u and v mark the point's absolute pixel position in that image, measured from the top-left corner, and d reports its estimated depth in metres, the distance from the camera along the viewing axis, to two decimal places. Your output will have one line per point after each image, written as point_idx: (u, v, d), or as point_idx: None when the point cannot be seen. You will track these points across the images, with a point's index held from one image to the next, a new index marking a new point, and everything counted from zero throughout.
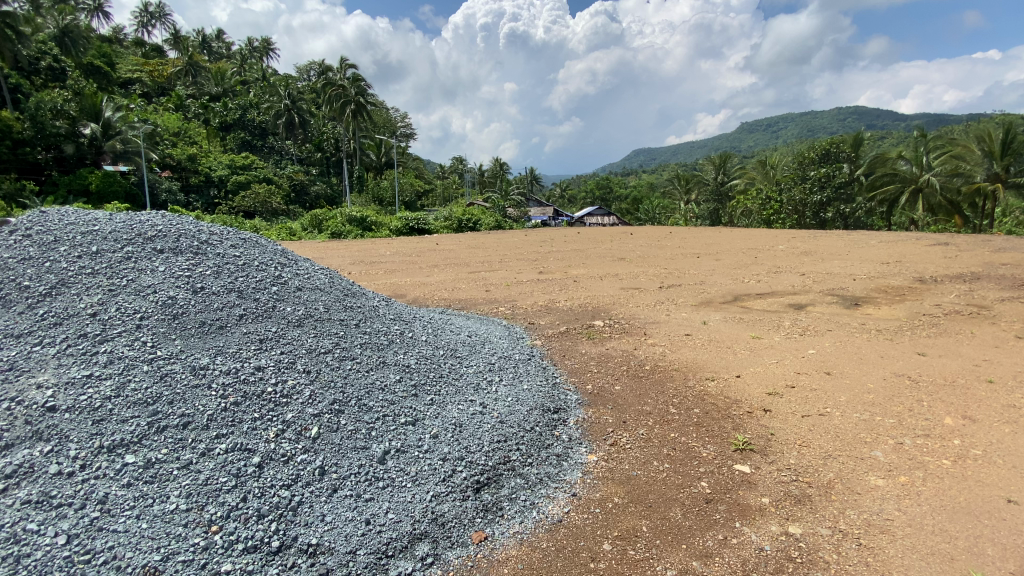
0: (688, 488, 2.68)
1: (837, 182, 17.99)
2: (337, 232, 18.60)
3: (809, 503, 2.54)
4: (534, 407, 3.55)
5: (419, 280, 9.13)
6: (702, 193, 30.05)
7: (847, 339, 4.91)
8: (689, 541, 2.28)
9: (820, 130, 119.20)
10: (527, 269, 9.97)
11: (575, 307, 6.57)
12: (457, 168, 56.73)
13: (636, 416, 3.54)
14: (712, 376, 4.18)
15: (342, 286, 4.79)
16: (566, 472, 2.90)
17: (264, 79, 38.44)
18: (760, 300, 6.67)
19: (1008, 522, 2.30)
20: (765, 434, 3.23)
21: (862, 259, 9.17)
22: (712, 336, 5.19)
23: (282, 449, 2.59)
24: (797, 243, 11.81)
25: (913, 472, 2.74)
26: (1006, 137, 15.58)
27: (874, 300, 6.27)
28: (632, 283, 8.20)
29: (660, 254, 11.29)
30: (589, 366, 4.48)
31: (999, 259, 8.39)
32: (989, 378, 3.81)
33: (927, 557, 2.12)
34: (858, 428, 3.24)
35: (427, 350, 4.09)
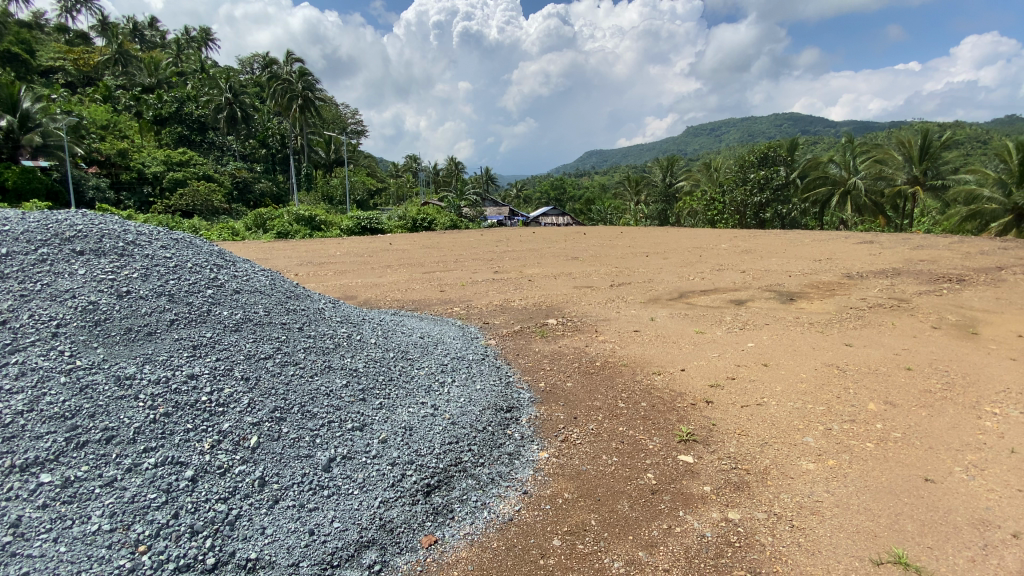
0: (635, 480, 2.75)
1: (775, 184, 19.00)
2: (284, 232, 17.87)
3: (747, 489, 2.65)
4: (488, 407, 3.54)
5: (370, 281, 8.91)
6: (651, 194, 31.00)
7: (783, 332, 5.19)
8: (636, 532, 2.34)
9: (760, 135, 125.82)
10: (481, 269, 9.94)
11: (528, 306, 6.61)
12: (410, 167, 55.83)
13: (586, 412, 3.59)
14: (658, 370, 4.31)
15: (285, 288, 4.61)
16: (518, 471, 2.89)
17: (203, 71, 36.41)
18: (704, 296, 6.95)
19: (924, 499, 2.49)
20: (707, 424, 3.36)
21: (797, 256, 9.75)
22: (660, 332, 5.35)
23: (218, 461, 2.45)
24: (739, 242, 12.40)
25: (840, 455, 2.93)
26: (923, 142, 17.34)
27: (807, 295, 6.67)
28: (585, 281, 8.34)
29: (612, 253, 11.53)
30: (542, 364, 4.51)
31: (916, 255, 9.14)
32: (908, 366, 4.14)
33: (852, 535, 2.26)
34: (792, 415, 3.43)
35: (376, 352, 4.00)
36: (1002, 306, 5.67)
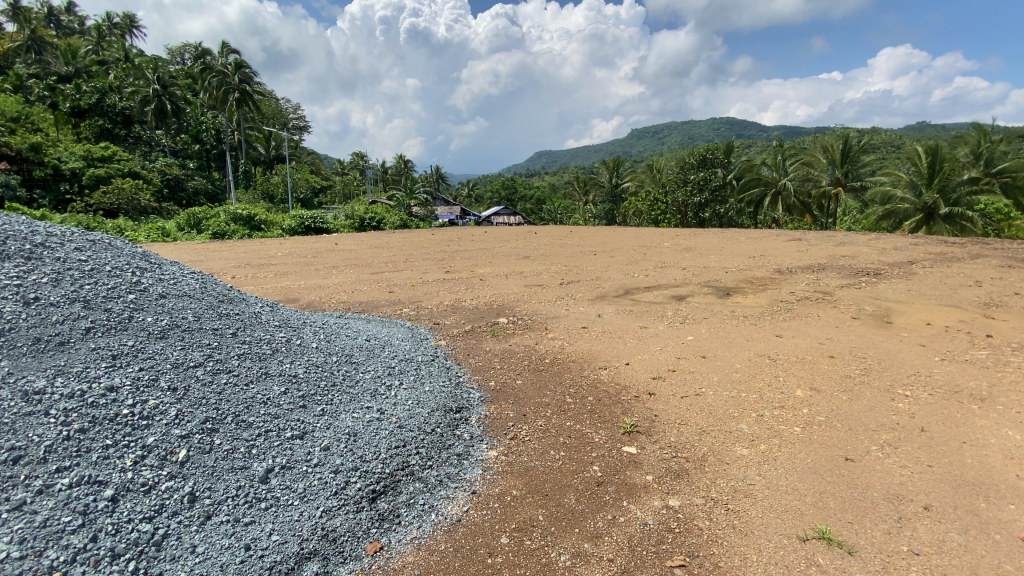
0: (582, 473, 2.81)
1: (713, 185, 19.94)
2: (220, 232, 16.94)
3: (687, 476, 2.77)
4: (436, 408, 3.49)
5: (314, 283, 8.59)
6: (599, 194, 31.68)
7: (720, 325, 5.46)
8: (581, 525, 2.38)
9: (700, 137, 131.71)
10: (430, 269, 9.81)
11: (479, 305, 6.59)
12: (357, 164, 54.20)
13: (535, 408, 3.63)
14: (604, 365, 4.42)
15: (217, 292, 4.36)
16: (467, 471, 2.87)
17: (128, 60, 33.84)
18: (648, 292, 7.20)
19: (845, 477, 2.70)
20: (650, 415, 3.48)
21: (733, 253, 10.29)
22: (606, 328, 5.49)
23: (143, 478, 2.28)
24: (681, 240, 12.94)
25: (770, 440, 3.11)
26: (844, 147, 18.75)
27: (741, 289, 7.06)
28: (535, 279, 8.43)
29: (562, 252, 11.69)
30: (492, 363, 4.51)
31: (839, 251, 9.85)
32: (831, 354, 4.46)
33: (782, 515, 2.41)
34: (727, 404, 3.61)
35: (318, 357, 3.86)
36: (911, 297, 6.23)
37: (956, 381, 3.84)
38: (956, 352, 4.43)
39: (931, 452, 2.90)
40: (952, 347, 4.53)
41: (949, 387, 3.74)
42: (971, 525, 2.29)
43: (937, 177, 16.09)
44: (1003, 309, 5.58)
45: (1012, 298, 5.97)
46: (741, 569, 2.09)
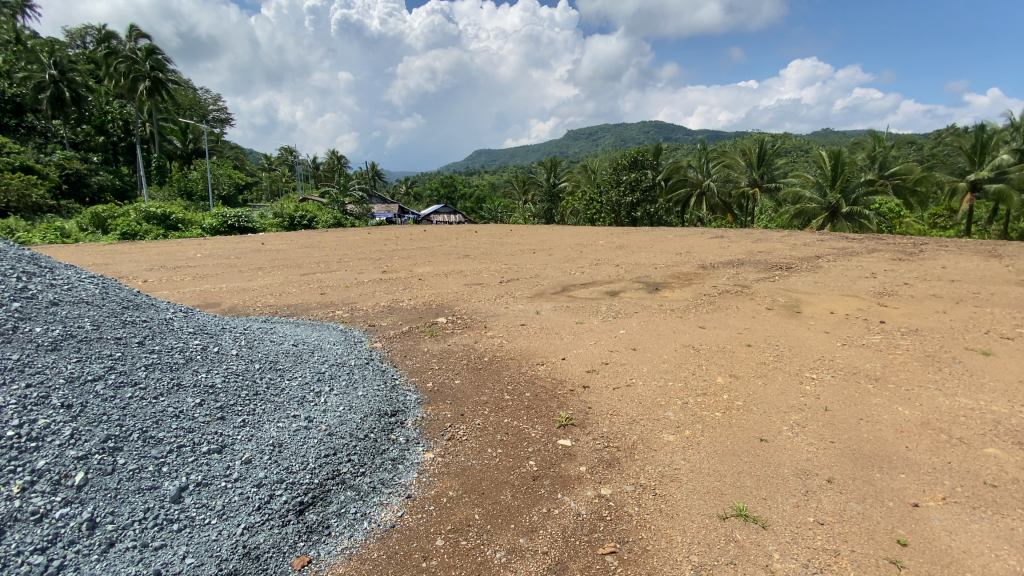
0: (518, 469, 2.83)
1: (644, 185, 20.80)
2: (129, 232, 15.50)
3: (618, 464, 2.88)
4: (370, 413, 3.39)
5: (238, 286, 8.07)
6: (538, 193, 32.12)
7: (650, 318, 5.71)
8: (517, 520, 2.40)
9: (632, 139, 137.23)
10: (366, 269, 9.53)
11: (417, 305, 6.48)
12: (286, 159, 51.47)
13: (473, 407, 3.61)
14: (541, 360, 4.49)
15: (121, 298, 3.99)
16: (401, 475, 2.80)
17: (16, 40, 30.14)
18: (584, 289, 7.39)
19: (760, 456, 2.91)
20: (584, 408, 3.57)
21: (663, 251, 10.79)
22: (544, 324, 5.58)
23: (31, 506, 2.03)
24: (614, 238, 13.38)
25: (694, 426, 3.29)
26: (760, 151, 20.20)
27: (670, 284, 7.42)
28: (474, 278, 8.39)
29: (501, 251, 11.76)
30: (430, 364, 4.44)
31: (756, 247, 10.60)
32: (749, 343, 4.79)
33: (704, 496, 2.56)
34: (656, 393, 3.79)
35: (238, 365, 3.62)
36: (817, 288, 6.83)
37: (854, 363, 4.26)
38: (855, 337, 4.90)
39: (834, 429, 3.19)
40: (852, 333, 5.02)
41: (848, 369, 4.14)
42: (867, 494, 2.54)
43: (839, 180, 17.67)
44: (893, 298, 6.25)
45: (901, 288, 6.70)
46: (668, 550, 2.20)
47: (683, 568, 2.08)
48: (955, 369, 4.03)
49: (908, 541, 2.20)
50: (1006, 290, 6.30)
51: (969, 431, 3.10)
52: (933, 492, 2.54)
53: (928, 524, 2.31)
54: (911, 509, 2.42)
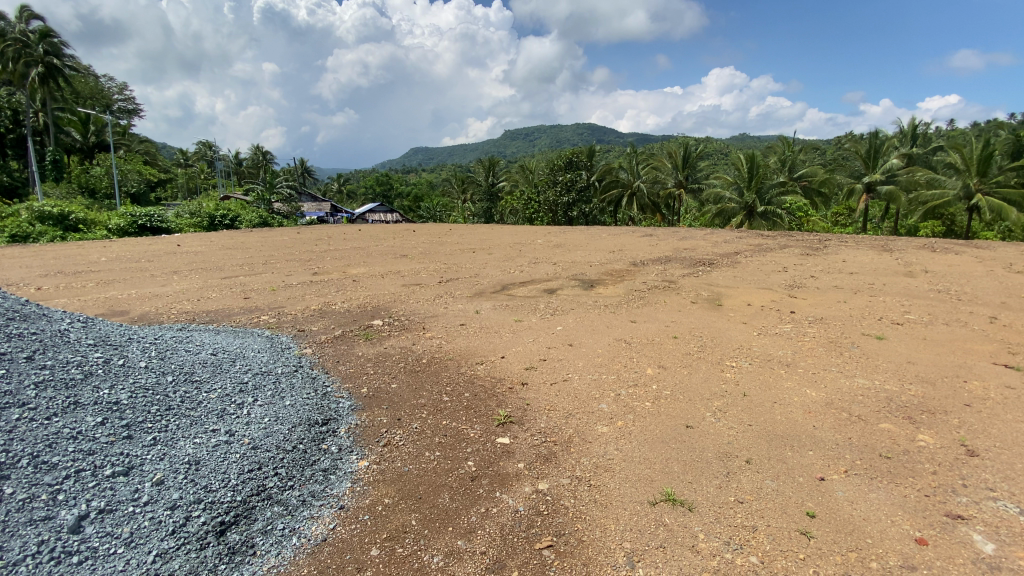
0: (456, 470, 2.80)
1: (579, 185, 21.39)
2: (19, 233, 13.83)
3: (555, 458, 2.93)
4: (298, 423, 3.22)
5: (150, 292, 7.41)
6: (476, 192, 32.08)
7: (585, 314, 5.87)
8: (455, 522, 2.38)
9: (568, 141, 140.67)
10: (295, 270, 9.08)
11: (351, 308, 6.26)
12: (204, 154, 47.93)
13: (410, 411, 3.52)
14: (480, 360, 4.48)
15: (4, 309, 3.54)
16: (334, 486, 2.68)
17: None
18: (522, 287, 7.47)
19: (685, 442, 3.07)
20: (522, 405, 3.61)
21: (597, 249, 11.13)
22: (484, 323, 5.58)
23: None
24: (552, 237, 13.62)
25: (626, 416, 3.42)
26: (684, 153, 21.35)
27: (604, 281, 7.67)
28: (412, 279, 8.23)
29: (439, 250, 11.62)
30: (365, 368, 4.28)
31: (683, 245, 11.19)
32: (676, 335, 5.05)
33: (636, 484, 2.66)
34: (591, 386, 3.90)
35: (149, 379, 3.33)
36: (736, 282, 7.31)
37: (769, 351, 4.60)
38: (769, 326, 5.30)
39: (752, 413, 3.43)
40: (766, 323, 5.42)
41: (763, 356, 4.47)
42: (780, 471, 2.75)
43: (754, 181, 19.03)
44: (802, 289, 6.82)
45: (808, 280, 7.31)
46: (602, 539, 2.27)
47: (616, 556, 2.16)
48: (854, 353, 4.46)
49: (816, 513, 2.41)
50: (895, 281, 7.03)
51: (866, 409, 3.45)
52: (836, 466, 2.80)
53: (833, 495, 2.54)
54: (819, 482, 2.65)
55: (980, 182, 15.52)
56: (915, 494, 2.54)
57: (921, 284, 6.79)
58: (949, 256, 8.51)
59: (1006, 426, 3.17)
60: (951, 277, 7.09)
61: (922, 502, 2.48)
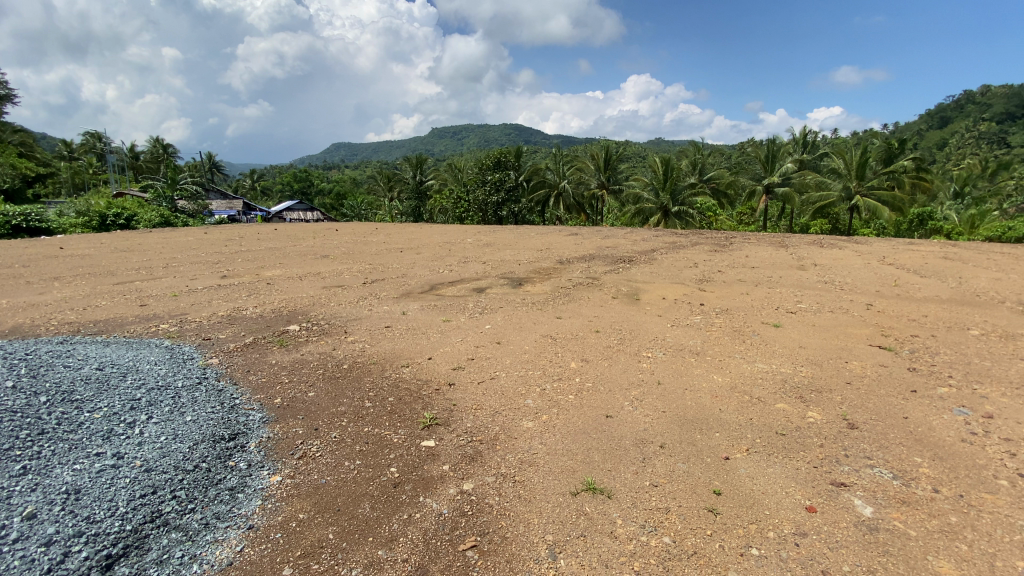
0: (378, 478, 2.71)
1: (506, 185, 21.57)
2: None
3: (480, 457, 2.92)
4: (200, 440, 2.95)
5: (23, 302, 6.50)
6: (403, 190, 31.34)
7: (513, 312, 5.92)
8: (376, 532, 2.29)
9: (495, 140, 141.51)
10: (201, 274, 8.36)
11: (264, 313, 5.87)
12: (93, 146, 42.78)
13: (329, 420, 3.35)
14: (406, 362, 4.37)
15: None
16: (242, 505, 2.47)
17: None
18: (451, 287, 7.39)
19: (605, 431, 3.18)
20: (449, 406, 3.56)
21: (525, 247, 11.28)
22: (410, 324, 5.46)
23: None
24: (481, 236, 13.62)
25: (551, 410, 3.48)
26: (605, 156, 22.20)
27: (531, 279, 7.77)
28: (334, 280, 7.87)
29: (364, 250, 11.22)
30: (278, 377, 4.01)
31: (605, 243, 11.64)
32: (598, 329, 5.23)
33: (558, 476, 2.72)
34: (517, 383, 3.93)
35: (16, 402, 2.91)
36: (654, 278, 7.71)
37: (681, 341, 4.89)
38: (682, 318, 5.64)
39: (666, 400, 3.63)
40: (679, 315, 5.77)
41: (676, 346, 4.75)
42: (690, 454, 2.93)
43: (669, 183, 20.19)
44: (711, 283, 7.33)
45: (717, 275, 7.87)
46: (526, 534, 2.29)
47: (538, 550, 2.18)
48: (754, 340, 4.87)
49: (722, 490, 2.59)
50: (790, 274, 7.75)
51: (765, 391, 3.77)
52: (739, 445, 3.02)
53: (736, 473, 2.74)
54: (724, 462, 2.85)
55: (858, 185, 17.65)
56: (806, 466, 2.81)
57: (811, 276, 7.55)
58: (833, 251, 9.54)
59: (879, 399, 3.61)
60: (835, 270, 7.94)
61: (812, 473, 2.75)
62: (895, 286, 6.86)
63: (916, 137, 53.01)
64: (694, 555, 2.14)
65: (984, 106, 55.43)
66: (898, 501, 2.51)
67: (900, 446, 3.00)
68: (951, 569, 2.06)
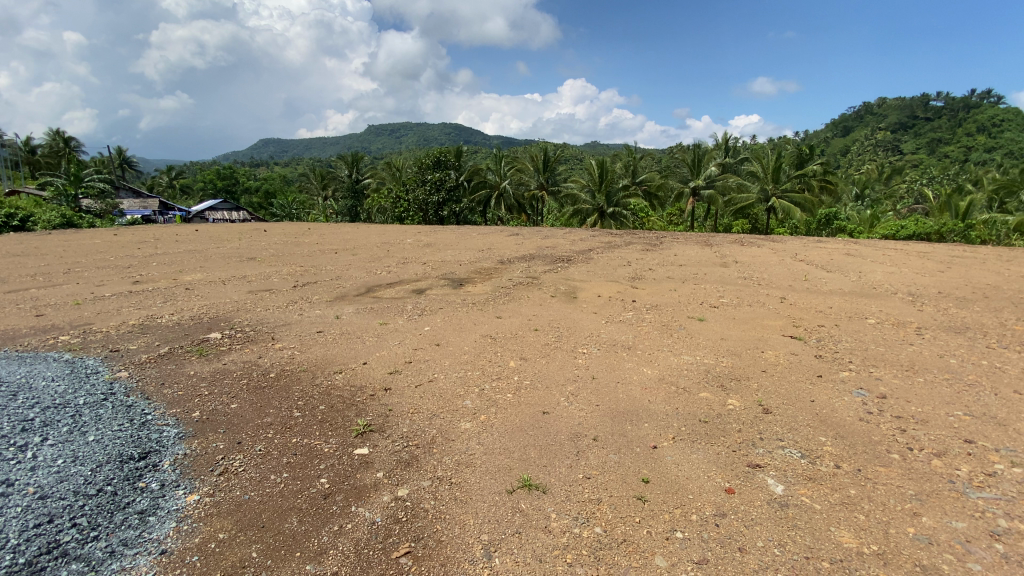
0: (307, 490, 2.60)
1: (447, 185, 21.40)
2: None
3: (416, 462, 2.88)
4: (105, 461, 2.71)
5: None
6: (338, 188, 30.26)
7: (453, 313, 5.89)
8: (304, 546, 2.20)
9: (435, 139, 139.63)
10: (110, 279, 7.66)
11: (183, 320, 5.47)
12: None
13: (253, 432, 3.18)
14: (340, 368, 4.23)
15: None
16: (153, 529, 2.29)
17: None
18: (389, 288, 7.24)
19: (542, 428, 3.24)
20: (384, 411, 3.48)
21: (465, 248, 11.25)
22: (344, 329, 5.29)
23: None
24: (420, 236, 13.44)
25: (489, 410, 3.50)
26: (544, 157, 22.58)
27: (471, 279, 7.76)
28: (262, 284, 7.47)
29: (296, 251, 10.74)
30: (197, 390, 3.74)
31: (545, 243, 11.84)
32: (537, 327, 5.31)
33: (495, 475, 2.74)
34: (455, 384, 3.92)
35: None
36: (590, 276, 7.94)
37: (615, 336, 5.07)
38: (617, 314, 5.85)
39: (600, 394, 3.75)
40: (614, 311, 5.98)
41: (611, 341, 4.92)
42: (621, 445, 3.04)
43: (605, 184, 20.88)
44: (643, 281, 7.65)
45: (649, 272, 8.22)
46: (461, 536, 2.28)
47: (473, 550, 2.19)
48: (681, 333, 5.14)
49: (650, 478, 2.71)
50: (714, 271, 8.24)
51: (691, 381, 3.99)
52: (667, 434, 3.18)
53: (663, 460, 2.88)
54: (652, 451, 2.99)
55: (774, 187, 19.20)
56: (726, 450, 3.00)
57: (733, 272, 8.07)
58: (752, 249, 10.24)
59: (791, 384, 3.92)
60: (754, 266, 8.53)
61: (731, 456, 2.94)
62: (806, 280, 7.48)
63: (824, 143, 57.93)
64: (624, 543, 2.23)
65: (880, 117, 61.51)
66: (805, 478, 2.73)
67: (808, 427, 3.28)
68: (851, 538, 2.27)
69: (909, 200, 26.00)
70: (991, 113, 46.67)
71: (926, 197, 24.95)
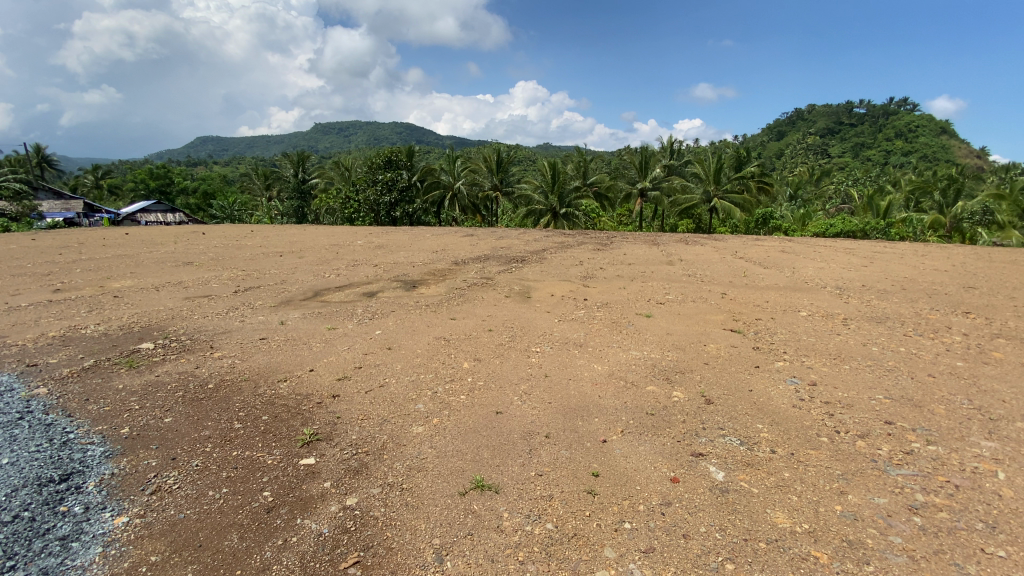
0: (249, 505, 2.49)
1: (399, 185, 21.04)
2: None
3: (365, 469, 2.83)
4: (20, 488, 2.50)
5: None
6: (284, 189, 29.09)
7: (405, 316, 5.80)
8: (244, 564, 2.12)
9: (386, 138, 136.85)
10: (26, 288, 7.04)
11: (111, 330, 5.10)
12: None
13: (190, 446, 3.02)
14: (285, 376, 4.08)
15: None
16: (77, 556, 2.13)
17: None
18: (338, 292, 7.04)
19: (495, 428, 3.25)
20: (332, 419, 3.39)
21: (418, 249, 11.09)
22: (290, 335, 5.10)
23: None
24: (371, 238, 13.14)
25: (442, 413, 3.47)
26: (497, 158, 22.61)
27: (424, 281, 7.68)
28: (200, 290, 7.08)
29: (238, 255, 10.25)
30: (126, 405, 3.50)
31: (498, 243, 11.87)
32: (490, 328, 5.32)
33: (448, 477, 2.73)
34: (407, 388, 3.86)
35: None
36: (543, 276, 8.02)
37: (567, 334, 5.16)
38: (569, 313, 5.94)
39: (552, 392, 3.81)
40: (566, 310, 6.08)
41: (563, 339, 5.00)
42: (572, 441, 3.10)
43: (558, 185, 21.19)
44: (594, 280, 7.80)
45: (599, 271, 8.40)
46: (412, 542, 2.26)
47: (425, 555, 2.17)
48: (630, 330, 5.30)
49: (599, 472, 2.79)
50: (661, 269, 8.53)
51: (639, 375, 4.12)
52: (615, 428, 3.27)
53: (612, 454, 2.96)
54: (601, 445, 3.07)
55: (716, 189, 20.22)
56: (671, 441, 3.12)
57: (678, 270, 8.38)
58: (697, 247, 10.69)
59: (731, 375, 4.13)
60: (698, 264, 8.89)
61: (676, 447, 3.06)
62: (745, 276, 7.88)
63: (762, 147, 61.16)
64: (575, 537, 2.28)
65: (811, 122, 65.68)
66: (744, 464, 2.89)
67: (747, 416, 3.46)
68: (784, 518, 2.41)
69: (837, 200, 27.94)
70: (906, 120, 50.82)
71: (852, 198, 26.87)
